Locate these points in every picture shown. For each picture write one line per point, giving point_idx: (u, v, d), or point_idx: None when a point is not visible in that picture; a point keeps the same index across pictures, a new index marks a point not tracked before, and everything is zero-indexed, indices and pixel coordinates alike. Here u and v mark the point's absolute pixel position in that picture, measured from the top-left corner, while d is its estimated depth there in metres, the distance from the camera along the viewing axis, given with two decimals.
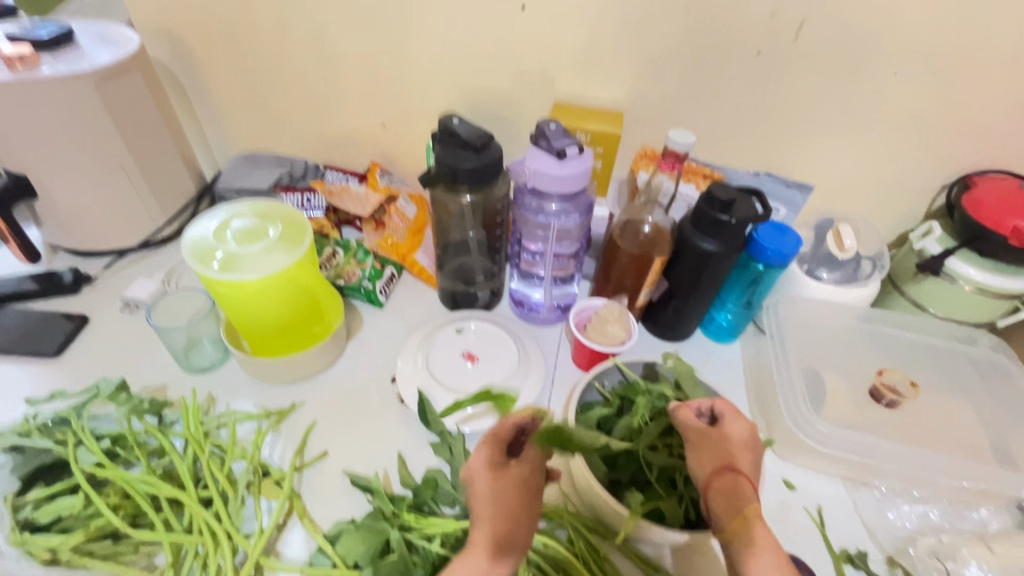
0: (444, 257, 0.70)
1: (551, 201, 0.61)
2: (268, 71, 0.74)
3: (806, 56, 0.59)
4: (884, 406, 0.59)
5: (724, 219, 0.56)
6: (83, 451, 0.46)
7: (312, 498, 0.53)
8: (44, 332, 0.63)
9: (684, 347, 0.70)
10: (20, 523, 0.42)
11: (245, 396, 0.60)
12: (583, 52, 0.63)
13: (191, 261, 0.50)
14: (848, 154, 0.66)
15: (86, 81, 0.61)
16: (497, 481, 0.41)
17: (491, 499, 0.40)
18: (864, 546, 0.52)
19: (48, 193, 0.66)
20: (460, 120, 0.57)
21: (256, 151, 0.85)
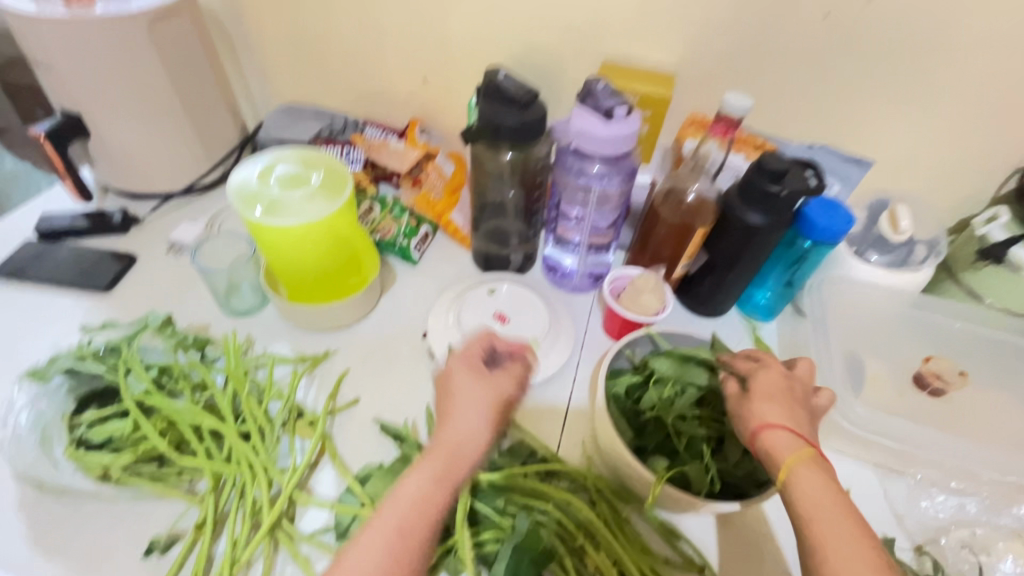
0: (480, 219, 0.69)
1: (594, 163, 0.59)
2: (313, 20, 0.74)
3: (878, 20, 0.55)
4: (928, 394, 0.57)
5: (774, 190, 0.54)
6: (132, 378, 0.48)
7: (343, 441, 0.54)
8: (96, 267, 0.66)
9: (717, 323, 0.68)
10: (75, 440, 0.45)
11: (282, 340, 0.62)
12: (637, 8, 0.60)
13: (237, 204, 0.52)
14: (914, 129, 0.62)
15: (138, 21, 0.61)
16: (488, 399, 0.45)
17: (472, 394, 0.45)
18: (892, 533, 0.51)
19: (100, 133, 0.68)
20: (507, 75, 0.56)
21: (297, 103, 0.85)
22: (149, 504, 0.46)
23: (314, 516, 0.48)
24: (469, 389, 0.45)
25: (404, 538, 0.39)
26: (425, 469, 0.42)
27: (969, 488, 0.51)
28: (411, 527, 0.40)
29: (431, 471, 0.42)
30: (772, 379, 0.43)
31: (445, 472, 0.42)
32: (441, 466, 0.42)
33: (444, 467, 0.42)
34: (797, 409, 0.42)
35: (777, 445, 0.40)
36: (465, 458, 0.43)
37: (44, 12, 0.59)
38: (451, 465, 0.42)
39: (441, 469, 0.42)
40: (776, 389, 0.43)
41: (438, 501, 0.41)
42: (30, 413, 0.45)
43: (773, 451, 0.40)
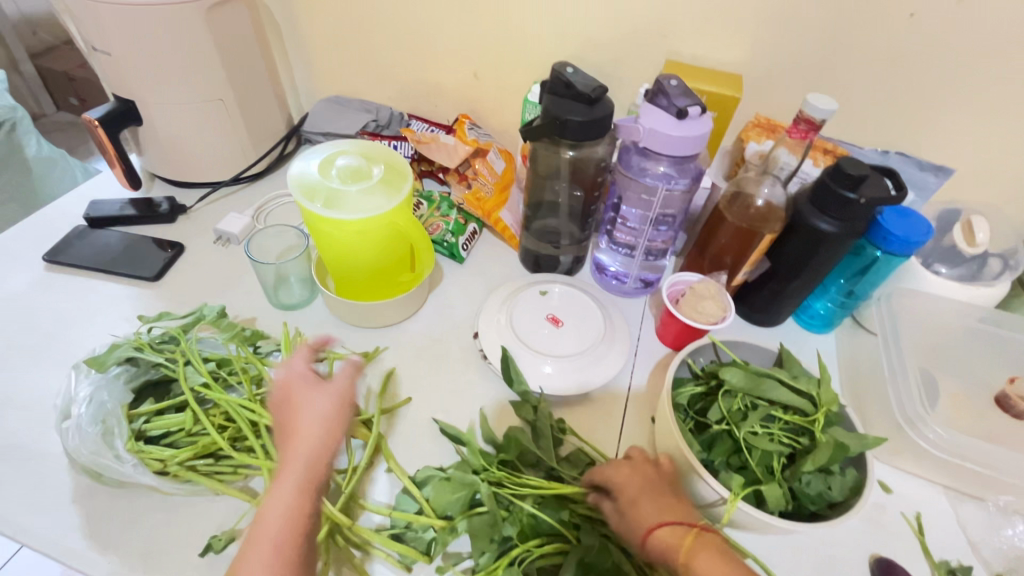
0: (533, 217, 0.68)
1: (659, 164, 0.57)
2: (365, 10, 0.73)
3: (969, 20, 0.52)
4: (1011, 416, 0.54)
5: (852, 197, 0.51)
6: (190, 371, 0.47)
7: (396, 442, 0.53)
8: (145, 256, 0.65)
9: (774, 333, 0.67)
10: (134, 433, 0.44)
11: (331, 335, 0.61)
12: (708, 4, 0.58)
13: (297, 194, 0.50)
14: (995, 137, 0.59)
15: (196, 7, 0.60)
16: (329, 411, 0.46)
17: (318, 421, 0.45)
18: (968, 561, 0.49)
19: (152, 119, 0.67)
20: (575, 70, 0.54)
21: (343, 95, 0.84)
22: (208, 501, 0.45)
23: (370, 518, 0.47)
24: (305, 393, 0.46)
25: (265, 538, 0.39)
26: (285, 481, 0.41)
27: None
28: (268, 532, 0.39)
29: (306, 469, 0.42)
30: (637, 465, 0.45)
31: (308, 482, 0.42)
32: (301, 476, 0.42)
33: (302, 478, 0.42)
34: (675, 501, 0.43)
35: (665, 534, 0.40)
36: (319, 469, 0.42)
37: None
38: (308, 478, 0.42)
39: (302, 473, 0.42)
40: (660, 485, 0.44)
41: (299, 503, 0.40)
42: (90, 404, 0.44)
43: (676, 542, 0.40)
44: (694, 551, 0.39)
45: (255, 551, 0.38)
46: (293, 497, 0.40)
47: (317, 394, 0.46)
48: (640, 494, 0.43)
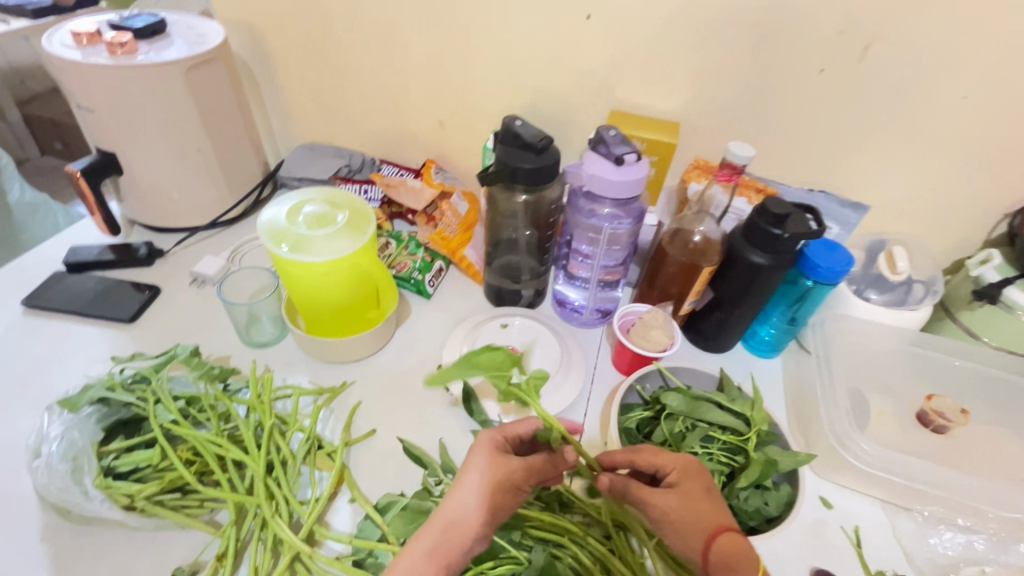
0: (494, 254, 0.72)
1: (604, 206, 0.62)
2: (337, 67, 0.78)
3: (871, 76, 0.59)
4: (932, 431, 0.59)
5: (777, 233, 0.56)
6: (161, 409, 0.50)
7: (359, 472, 0.55)
8: (121, 299, 0.68)
9: (724, 359, 0.70)
10: (104, 469, 0.46)
11: (300, 371, 0.64)
12: (644, 62, 0.65)
13: (265, 240, 0.54)
14: (907, 176, 0.65)
15: (176, 68, 0.65)
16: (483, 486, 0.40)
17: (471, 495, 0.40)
18: (902, 571, 0.51)
19: (132, 170, 0.71)
20: (523, 123, 0.59)
21: (318, 143, 0.89)
22: (174, 534, 0.47)
23: (331, 547, 0.49)
24: (463, 491, 0.40)
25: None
26: (420, 541, 0.38)
27: (975, 525, 0.52)
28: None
29: (443, 530, 0.39)
30: (685, 463, 0.45)
31: (436, 548, 0.38)
32: (435, 535, 0.38)
33: (437, 537, 0.38)
34: (715, 503, 0.43)
35: (718, 551, 0.40)
36: (459, 540, 0.38)
37: (89, 59, 0.62)
38: (446, 538, 0.38)
39: (439, 526, 0.39)
40: (699, 485, 0.44)
41: (429, 558, 0.37)
42: (61, 443, 0.46)
43: (732, 554, 0.39)
44: (741, 561, 0.39)
45: None
46: (420, 558, 0.37)
47: (472, 482, 0.40)
48: (688, 500, 0.42)
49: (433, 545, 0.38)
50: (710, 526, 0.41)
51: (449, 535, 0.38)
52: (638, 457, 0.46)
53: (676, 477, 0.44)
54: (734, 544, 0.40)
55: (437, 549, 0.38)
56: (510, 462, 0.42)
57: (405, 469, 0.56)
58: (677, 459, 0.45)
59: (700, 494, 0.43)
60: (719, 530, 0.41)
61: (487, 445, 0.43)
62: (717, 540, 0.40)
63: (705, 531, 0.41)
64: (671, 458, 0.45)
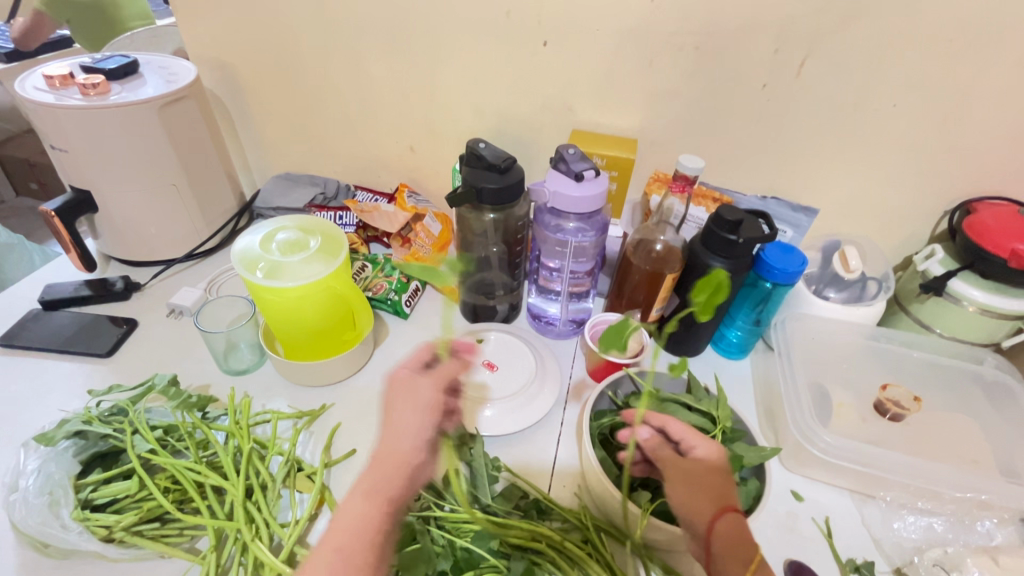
0: (467, 272, 0.74)
1: (569, 220, 0.65)
2: (308, 99, 0.81)
3: (810, 88, 0.63)
4: (889, 419, 0.61)
5: (732, 239, 0.59)
6: (138, 439, 0.50)
7: (340, 492, 0.56)
8: (98, 334, 0.69)
9: (696, 363, 0.72)
10: (80, 502, 0.46)
11: (279, 396, 0.65)
12: (600, 84, 0.68)
13: (238, 268, 0.55)
14: (852, 179, 0.69)
15: (149, 106, 0.67)
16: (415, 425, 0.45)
17: (405, 447, 0.44)
18: (871, 557, 0.53)
19: (107, 206, 0.73)
20: (487, 145, 0.62)
21: (293, 172, 0.91)
22: (153, 564, 0.47)
23: None
24: (389, 439, 0.44)
25: (356, 527, 0.39)
26: (357, 486, 0.41)
27: (935, 507, 0.54)
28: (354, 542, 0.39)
29: (386, 470, 0.42)
30: (710, 445, 0.48)
31: (374, 488, 0.41)
32: (376, 479, 0.42)
33: (378, 479, 0.42)
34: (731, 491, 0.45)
35: (723, 525, 0.42)
36: (392, 475, 0.42)
37: (62, 101, 0.64)
38: (385, 480, 0.42)
39: (372, 467, 0.42)
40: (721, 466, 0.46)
41: (366, 498, 0.40)
42: (38, 476, 0.46)
43: (733, 532, 0.41)
44: (739, 540, 0.41)
45: (323, 558, 0.37)
46: (358, 499, 0.40)
47: (404, 418, 0.45)
48: (703, 474, 0.45)
49: (371, 487, 0.41)
50: (722, 504, 0.43)
51: (388, 477, 0.42)
52: (667, 424, 0.50)
53: (704, 456, 0.47)
54: (737, 524, 0.42)
55: (378, 488, 0.41)
56: (405, 409, 0.46)
57: None
58: (710, 442, 0.48)
59: (718, 476, 0.45)
60: (723, 509, 0.43)
61: (389, 391, 0.48)
62: (722, 516, 0.42)
63: (717, 504, 0.43)
64: (705, 441, 0.48)
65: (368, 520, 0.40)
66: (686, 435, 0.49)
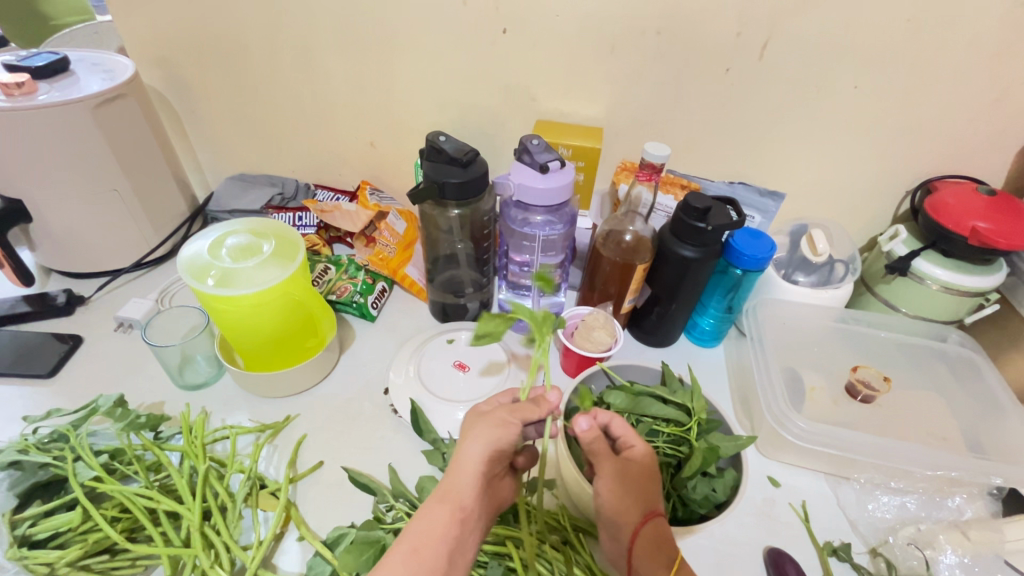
0: (434, 271, 0.72)
1: (536, 213, 0.63)
2: (260, 94, 0.77)
3: (773, 72, 0.62)
4: (860, 401, 0.61)
5: (701, 227, 0.58)
6: (81, 466, 0.47)
7: (307, 507, 0.53)
8: (39, 354, 0.64)
9: (669, 353, 0.72)
10: (17, 539, 0.43)
11: (240, 409, 0.61)
12: (563, 72, 0.67)
13: (186, 277, 0.52)
14: (817, 163, 0.69)
15: (82, 106, 0.62)
16: (488, 433, 0.41)
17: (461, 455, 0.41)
18: (848, 539, 0.53)
19: (42, 216, 0.68)
20: (447, 138, 0.60)
21: (248, 172, 0.87)
22: None
23: None
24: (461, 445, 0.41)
25: (433, 530, 0.38)
26: (433, 491, 0.40)
27: (907, 486, 0.55)
28: (431, 549, 0.37)
29: (455, 469, 0.40)
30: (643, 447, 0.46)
31: (446, 491, 0.39)
32: (444, 482, 0.40)
33: (447, 482, 0.40)
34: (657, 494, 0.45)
35: (647, 529, 0.42)
36: (464, 484, 0.39)
37: None
38: (455, 482, 0.39)
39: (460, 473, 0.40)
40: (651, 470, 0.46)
41: (444, 501, 0.39)
42: None
43: (654, 536, 0.42)
44: (661, 546, 0.42)
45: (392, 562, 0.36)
46: (433, 503, 0.39)
47: (478, 420, 0.43)
48: (632, 478, 0.44)
49: (442, 491, 0.39)
50: (649, 506, 0.43)
51: (458, 479, 0.39)
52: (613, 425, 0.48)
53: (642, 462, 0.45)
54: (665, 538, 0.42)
55: (447, 494, 0.39)
56: (501, 410, 0.43)
57: (356, 498, 0.54)
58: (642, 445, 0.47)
59: (649, 478, 0.44)
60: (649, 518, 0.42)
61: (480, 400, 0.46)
62: (649, 519, 0.42)
63: (642, 508, 0.43)
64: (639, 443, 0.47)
65: (441, 526, 0.38)
66: (626, 433, 0.47)
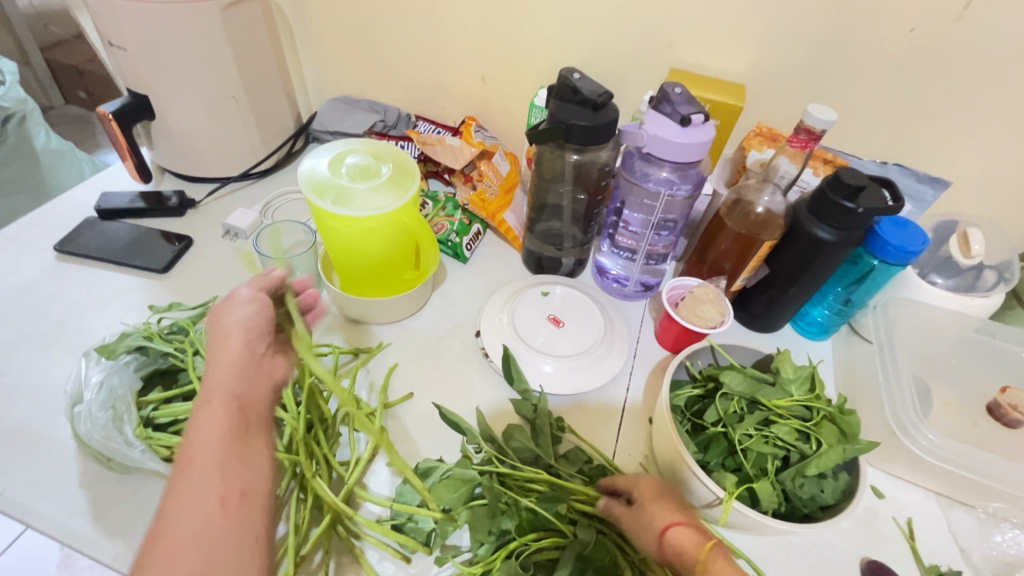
0: (536, 219, 0.69)
1: (662, 170, 0.58)
2: (377, 12, 0.74)
3: (966, 39, 0.53)
4: (1002, 425, 0.55)
5: (850, 207, 0.52)
6: (200, 361, 0.49)
7: (398, 436, 0.54)
8: (153, 249, 0.67)
9: (771, 339, 0.67)
10: (143, 420, 0.45)
11: (336, 330, 0.62)
12: (712, 16, 0.60)
13: (306, 191, 0.51)
14: (992, 151, 0.60)
15: (213, 6, 0.61)
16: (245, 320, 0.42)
17: (225, 344, 0.41)
18: (957, 566, 0.50)
19: (164, 115, 0.69)
20: (581, 76, 0.55)
21: (351, 95, 0.85)
22: None
23: (369, 510, 0.48)
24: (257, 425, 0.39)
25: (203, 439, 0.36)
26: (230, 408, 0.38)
27: None
28: (200, 462, 0.35)
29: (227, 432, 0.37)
30: (644, 484, 0.44)
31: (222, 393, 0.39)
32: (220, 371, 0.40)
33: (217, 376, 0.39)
34: (675, 501, 0.42)
35: (671, 539, 0.39)
36: (224, 371, 0.39)
37: None
38: (227, 372, 0.40)
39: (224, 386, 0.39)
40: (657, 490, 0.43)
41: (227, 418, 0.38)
42: (101, 389, 0.45)
43: (687, 541, 0.38)
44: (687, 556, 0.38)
45: (185, 477, 0.34)
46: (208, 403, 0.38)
47: (235, 314, 0.42)
48: (640, 506, 0.42)
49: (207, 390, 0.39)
50: (667, 519, 0.40)
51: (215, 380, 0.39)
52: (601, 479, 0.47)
53: (657, 495, 0.43)
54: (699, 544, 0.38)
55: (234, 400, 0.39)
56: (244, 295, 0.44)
57: (444, 436, 0.54)
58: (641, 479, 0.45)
59: (657, 501, 0.42)
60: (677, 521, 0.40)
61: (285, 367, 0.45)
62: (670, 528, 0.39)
63: (657, 529, 0.40)
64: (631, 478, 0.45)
65: (205, 419, 0.37)
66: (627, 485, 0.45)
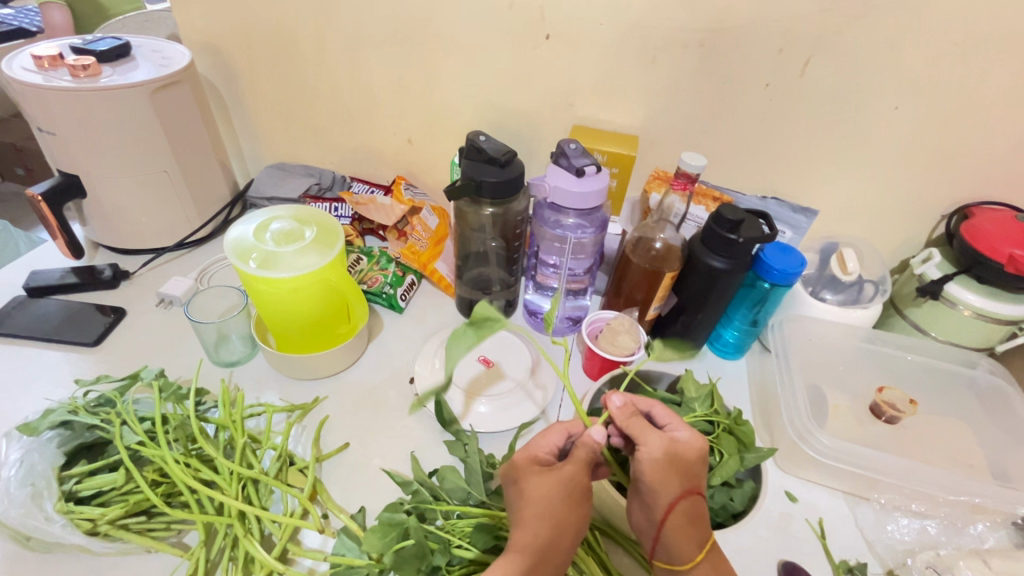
0: (464, 267, 0.74)
1: (568, 216, 0.64)
2: (306, 87, 0.79)
3: (811, 90, 0.63)
4: (884, 422, 0.61)
5: (733, 238, 0.59)
6: (126, 430, 0.49)
7: (332, 487, 0.55)
8: (85, 323, 0.67)
9: (691, 362, 0.72)
10: (64, 494, 0.46)
11: (272, 389, 0.64)
12: (602, 80, 0.68)
13: (231, 257, 0.54)
14: (852, 181, 0.69)
15: (142, 91, 0.65)
16: (556, 495, 0.41)
17: (538, 510, 0.41)
18: (864, 559, 0.53)
19: (95, 192, 0.71)
20: (487, 138, 0.61)
21: (287, 162, 0.90)
22: (137, 558, 0.46)
23: (302, 565, 0.49)
24: (539, 482, 0.42)
25: None
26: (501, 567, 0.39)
27: (928, 510, 0.54)
28: None
29: (550, 491, 0.41)
30: (691, 437, 0.46)
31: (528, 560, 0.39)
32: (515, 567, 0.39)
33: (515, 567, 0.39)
34: (696, 469, 0.44)
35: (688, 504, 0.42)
36: (539, 547, 0.40)
37: (51, 83, 0.62)
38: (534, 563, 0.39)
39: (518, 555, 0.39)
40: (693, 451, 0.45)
41: None
42: (20, 466, 0.45)
43: (693, 514, 0.42)
44: (699, 522, 0.42)
45: None
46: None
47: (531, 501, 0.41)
48: (680, 453, 0.44)
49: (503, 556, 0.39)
50: (690, 485, 0.43)
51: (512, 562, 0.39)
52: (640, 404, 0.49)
53: (699, 455, 0.45)
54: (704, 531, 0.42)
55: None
56: (566, 469, 0.43)
57: (379, 483, 0.56)
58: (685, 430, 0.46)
59: (694, 458, 0.44)
60: (690, 491, 0.43)
61: (561, 426, 0.47)
62: (688, 496, 0.42)
63: (683, 488, 0.43)
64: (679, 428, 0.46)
65: None
66: (671, 420, 0.47)
